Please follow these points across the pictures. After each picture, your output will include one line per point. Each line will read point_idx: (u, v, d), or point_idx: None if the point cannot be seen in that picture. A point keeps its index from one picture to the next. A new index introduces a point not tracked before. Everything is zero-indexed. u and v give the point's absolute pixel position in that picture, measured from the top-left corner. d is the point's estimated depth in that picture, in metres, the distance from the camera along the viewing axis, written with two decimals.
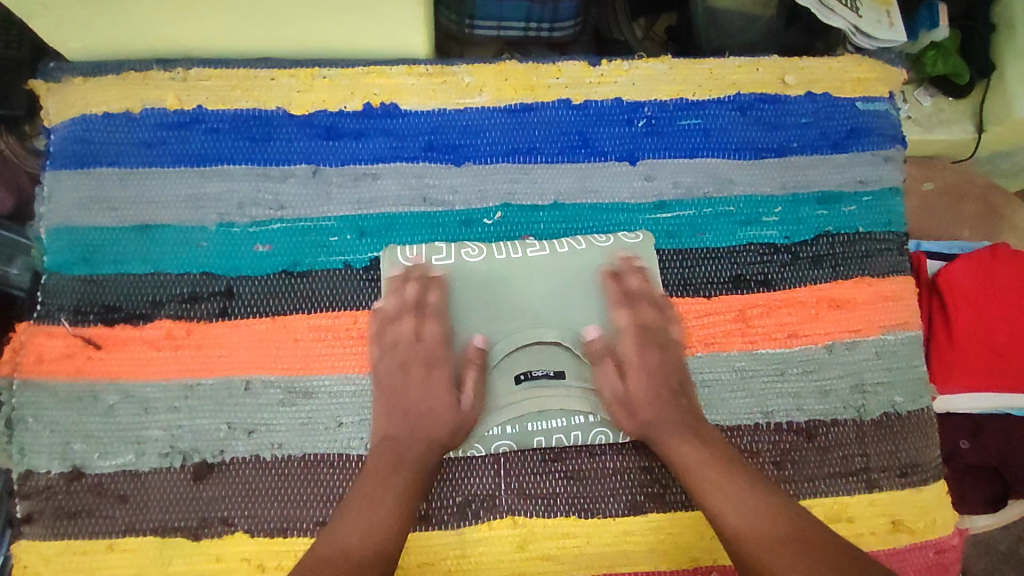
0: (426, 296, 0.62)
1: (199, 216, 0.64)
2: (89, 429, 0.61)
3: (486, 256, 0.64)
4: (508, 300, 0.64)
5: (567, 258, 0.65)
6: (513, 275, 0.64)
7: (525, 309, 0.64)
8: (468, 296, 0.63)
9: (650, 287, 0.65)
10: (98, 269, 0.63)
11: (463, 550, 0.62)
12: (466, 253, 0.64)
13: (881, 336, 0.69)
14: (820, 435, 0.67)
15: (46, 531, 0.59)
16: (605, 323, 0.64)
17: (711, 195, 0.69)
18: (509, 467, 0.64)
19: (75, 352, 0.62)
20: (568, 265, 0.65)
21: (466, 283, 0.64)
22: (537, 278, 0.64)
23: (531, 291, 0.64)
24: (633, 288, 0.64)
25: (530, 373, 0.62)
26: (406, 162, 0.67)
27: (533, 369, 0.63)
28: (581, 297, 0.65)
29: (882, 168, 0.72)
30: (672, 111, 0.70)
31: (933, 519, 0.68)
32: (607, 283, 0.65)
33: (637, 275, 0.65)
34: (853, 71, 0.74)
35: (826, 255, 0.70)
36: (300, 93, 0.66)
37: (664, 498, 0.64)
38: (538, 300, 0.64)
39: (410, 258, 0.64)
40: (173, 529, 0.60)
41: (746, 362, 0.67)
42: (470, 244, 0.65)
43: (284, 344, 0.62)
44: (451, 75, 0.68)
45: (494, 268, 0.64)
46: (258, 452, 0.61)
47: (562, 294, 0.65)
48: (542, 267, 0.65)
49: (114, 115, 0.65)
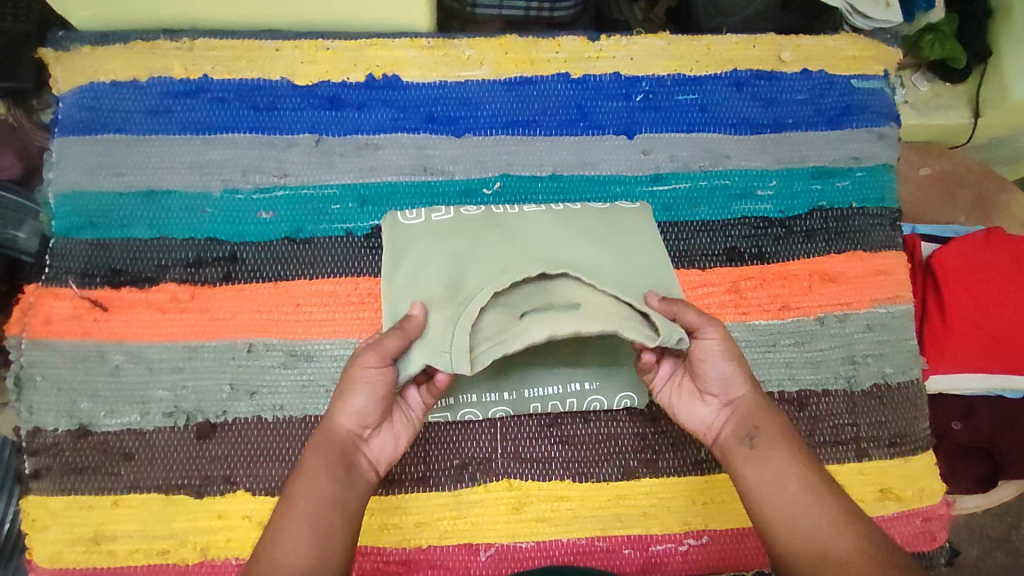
0: (417, 242, 0.62)
1: (204, 182, 0.65)
2: (95, 387, 0.62)
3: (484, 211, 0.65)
4: (510, 243, 0.61)
5: (562, 214, 0.65)
6: (508, 224, 0.63)
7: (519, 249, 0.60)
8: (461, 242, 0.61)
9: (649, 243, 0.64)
10: (106, 234, 0.65)
11: (459, 511, 0.64)
12: (465, 210, 0.64)
13: (871, 309, 0.71)
14: (812, 404, 0.68)
15: (53, 486, 0.61)
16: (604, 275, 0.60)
17: (707, 169, 0.71)
18: (506, 431, 0.65)
19: (82, 314, 0.63)
20: (563, 219, 0.64)
21: (464, 230, 0.62)
22: (534, 225, 0.63)
23: (531, 235, 0.62)
24: (630, 243, 0.63)
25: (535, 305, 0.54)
26: (407, 134, 0.68)
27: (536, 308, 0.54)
28: (578, 248, 0.62)
29: (876, 145, 0.73)
30: (670, 86, 0.72)
31: (920, 487, 0.69)
32: (602, 235, 0.63)
33: (636, 231, 0.65)
34: (849, 48, 0.75)
35: (818, 229, 0.71)
36: (304, 64, 0.67)
37: (656, 464, 0.65)
38: (540, 245, 0.61)
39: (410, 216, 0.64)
40: (177, 487, 0.61)
41: (739, 333, 0.68)
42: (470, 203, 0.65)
43: (286, 308, 0.64)
44: (452, 48, 0.70)
45: (490, 219, 0.64)
46: (260, 413, 0.62)
47: (556, 242, 0.62)
48: (541, 221, 0.64)
49: (122, 83, 0.66)
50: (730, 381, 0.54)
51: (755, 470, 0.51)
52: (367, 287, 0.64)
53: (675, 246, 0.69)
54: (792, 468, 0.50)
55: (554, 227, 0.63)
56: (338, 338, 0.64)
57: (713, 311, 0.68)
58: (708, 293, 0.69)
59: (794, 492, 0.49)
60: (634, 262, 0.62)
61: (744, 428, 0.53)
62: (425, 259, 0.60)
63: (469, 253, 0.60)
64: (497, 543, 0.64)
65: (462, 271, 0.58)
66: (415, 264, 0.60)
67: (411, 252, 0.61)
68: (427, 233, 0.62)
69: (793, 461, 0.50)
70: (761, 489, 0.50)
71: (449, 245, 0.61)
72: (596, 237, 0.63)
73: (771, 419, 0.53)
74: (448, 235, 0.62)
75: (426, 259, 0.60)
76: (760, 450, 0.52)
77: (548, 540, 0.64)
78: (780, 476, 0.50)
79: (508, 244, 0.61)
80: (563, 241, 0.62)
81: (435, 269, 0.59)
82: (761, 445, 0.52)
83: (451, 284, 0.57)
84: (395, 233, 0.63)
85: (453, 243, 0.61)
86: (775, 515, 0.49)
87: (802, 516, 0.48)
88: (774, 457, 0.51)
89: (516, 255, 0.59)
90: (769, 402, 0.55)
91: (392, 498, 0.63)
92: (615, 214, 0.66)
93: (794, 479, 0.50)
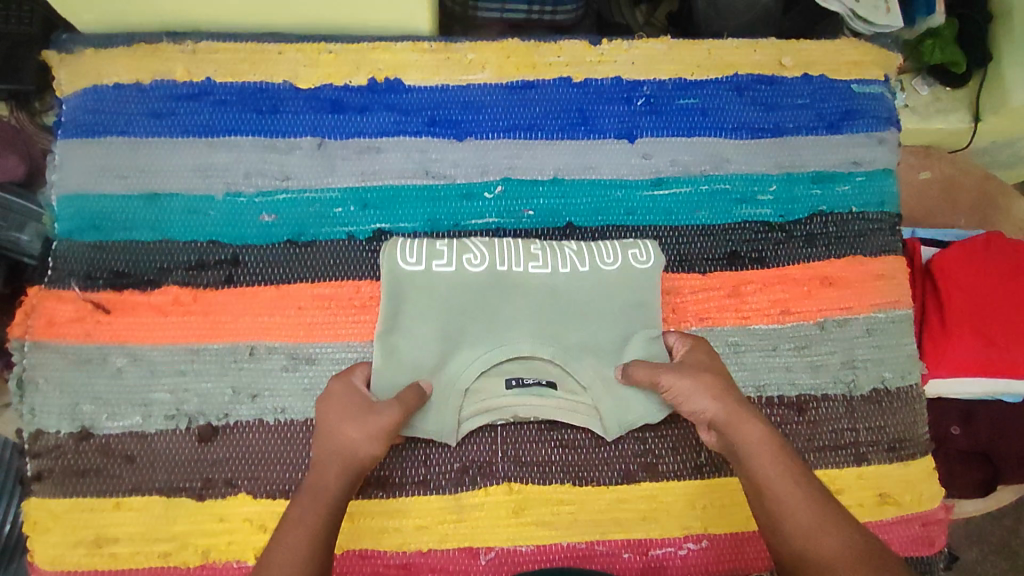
0: (415, 296, 0.62)
1: (206, 185, 0.65)
2: (97, 390, 0.63)
3: (487, 266, 0.63)
4: (504, 312, 0.64)
5: (567, 279, 0.64)
6: (510, 287, 0.64)
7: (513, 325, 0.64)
8: (463, 302, 0.63)
9: (646, 313, 0.65)
10: (108, 236, 0.65)
11: (459, 515, 0.64)
12: (467, 260, 0.63)
13: (872, 313, 0.71)
14: (811, 409, 0.69)
15: (55, 488, 0.61)
16: (593, 350, 0.65)
17: (708, 173, 0.71)
18: (506, 436, 0.65)
19: (85, 316, 0.63)
20: (566, 285, 0.64)
21: (467, 291, 0.63)
22: (535, 294, 0.64)
23: (530, 303, 0.64)
24: (627, 315, 0.64)
25: (520, 380, 0.65)
26: (409, 137, 0.68)
27: (523, 377, 0.65)
28: (573, 322, 0.65)
29: (876, 150, 0.74)
30: (671, 90, 0.72)
31: (919, 491, 0.70)
32: (603, 308, 0.64)
33: (634, 302, 0.64)
34: (850, 53, 0.75)
35: (818, 234, 0.71)
36: (306, 67, 0.68)
37: (656, 468, 0.66)
38: (535, 314, 0.64)
39: (411, 260, 0.62)
40: (179, 489, 0.61)
41: (739, 338, 0.69)
42: (473, 249, 0.63)
43: (288, 311, 0.64)
44: (454, 52, 0.70)
45: (493, 277, 0.63)
46: (262, 416, 0.63)
47: (551, 315, 0.64)
48: (542, 285, 0.64)
49: (125, 85, 0.66)
50: (699, 403, 0.56)
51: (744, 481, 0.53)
52: (369, 290, 0.65)
53: (675, 251, 0.70)
54: (770, 474, 0.51)
55: (557, 292, 0.64)
56: (340, 342, 0.64)
57: (712, 316, 0.69)
58: (708, 298, 0.69)
59: (778, 499, 0.50)
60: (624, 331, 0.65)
61: (726, 444, 0.55)
62: (424, 317, 0.63)
63: (466, 318, 0.64)
64: (497, 547, 0.64)
65: (458, 340, 0.63)
66: (418, 314, 0.63)
67: (411, 307, 0.62)
68: (427, 289, 0.63)
69: (772, 466, 0.52)
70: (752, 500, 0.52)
71: (449, 306, 0.63)
72: (594, 308, 0.64)
73: (746, 428, 0.54)
74: (448, 295, 0.63)
75: (427, 313, 0.63)
76: (743, 463, 0.53)
77: (548, 544, 0.64)
78: (765, 485, 0.51)
79: (504, 309, 0.64)
80: (562, 313, 0.64)
81: (431, 332, 0.63)
82: (742, 458, 0.53)
83: (447, 356, 0.63)
84: (392, 280, 0.61)
85: (452, 306, 0.63)
86: (766, 524, 0.51)
87: (787, 521, 0.49)
88: (755, 467, 0.52)
89: (510, 331, 0.64)
90: (747, 409, 0.55)
91: (394, 501, 0.64)
92: (623, 276, 0.64)
93: (778, 485, 0.51)
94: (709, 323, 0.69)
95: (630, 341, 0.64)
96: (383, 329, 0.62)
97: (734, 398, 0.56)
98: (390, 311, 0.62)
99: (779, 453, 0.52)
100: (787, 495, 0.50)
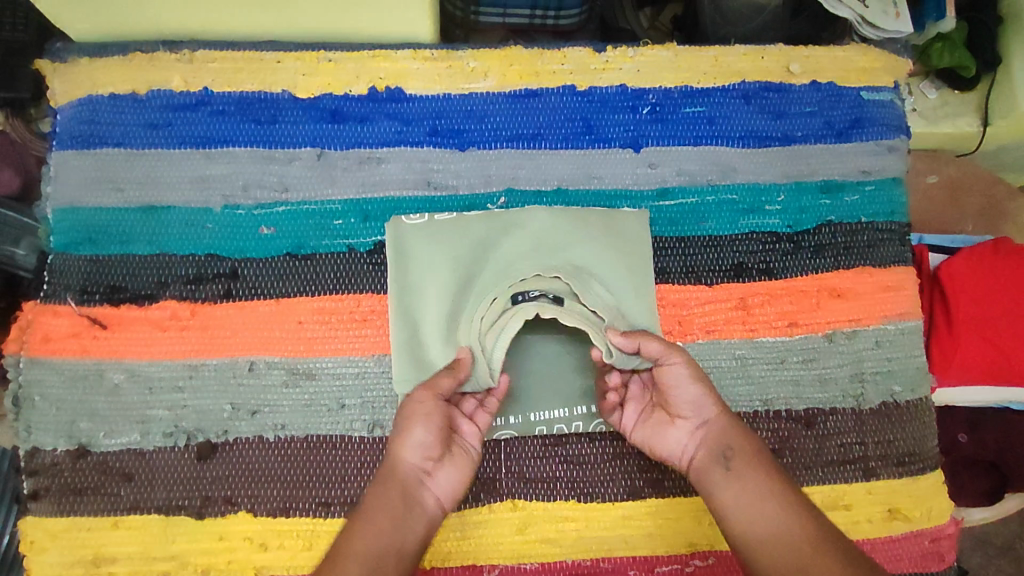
0: (412, 247, 0.64)
1: (204, 197, 0.64)
2: (95, 407, 0.62)
3: (487, 214, 0.65)
4: (507, 252, 0.65)
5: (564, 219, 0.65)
6: (511, 229, 0.65)
7: (521, 256, 0.64)
8: (464, 253, 0.64)
9: (644, 260, 0.66)
10: (103, 250, 0.64)
11: (462, 532, 0.63)
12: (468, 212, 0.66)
13: (881, 325, 0.70)
14: (819, 423, 0.68)
15: (52, 507, 0.61)
16: (600, 285, 0.65)
17: (714, 183, 0.69)
18: (510, 451, 0.64)
19: (81, 332, 0.62)
20: (562, 225, 0.65)
21: (469, 238, 0.65)
22: (535, 236, 0.65)
23: (529, 243, 0.65)
24: (632, 262, 0.66)
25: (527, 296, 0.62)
26: (411, 148, 0.67)
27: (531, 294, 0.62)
28: (576, 258, 0.65)
29: (886, 159, 0.72)
30: (677, 98, 0.70)
31: (929, 507, 0.69)
32: (603, 247, 0.65)
33: (631, 242, 0.67)
34: (859, 60, 0.73)
35: (827, 244, 0.70)
36: (305, 77, 0.66)
37: (663, 484, 0.64)
38: (536, 248, 0.65)
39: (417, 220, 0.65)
40: (178, 508, 0.61)
41: (746, 351, 0.68)
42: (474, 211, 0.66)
43: (287, 326, 0.63)
44: (457, 60, 0.68)
45: (494, 225, 0.65)
46: (261, 433, 0.62)
47: (554, 252, 0.65)
48: (544, 227, 0.65)
49: (120, 96, 0.65)
50: (694, 402, 0.58)
51: (723, 490, 0.54)
52: (369, 304, 0.63)
53: (681, 263, 0.68)
54: (762, 484, 0.53)
55: (556, 236, 0.65)
56: (341, 357, 0.63)
57: (719, 329, 0.68)
58: (713, 309, 0.68)
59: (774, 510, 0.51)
60: (623, 277, 0.66)
61: (709, 448, 0.56)
62: (428, 267, 0.64)
63: (472, 264, 0.64)
64: (502, 564, 0.63)
65: (464, 283, 0.64)
66: (423, 266, 0.64)
67: (415, 262, 0.64)
68: (430, 244, 0.64)
69: (761, 475, 0.54)
70: (728, 502, 0.53)
71: (453, 255, 0.64)
72: (598, 250, 0.65)
73: (737, 437, 0.56)
74: (451, 245, 0.64)
75: (432, 264, 0.64)
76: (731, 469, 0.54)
77: (553, 561, 0.64)
78: (750, 493, 0.53)
79: (505, 251, 0.65)
80: (565, 252, 0.65)
81: (438, 285, 0.64)
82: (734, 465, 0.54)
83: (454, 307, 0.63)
84: (396, 233, 0.64)
85: (454, 260, 0.64)
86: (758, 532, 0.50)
87: (751, 531, 0.51)
88: (744, 473, 0.54)
89: (514, 271, 0.64)
90: (735, 421, 0.57)
91: None
92: (615, 219, 0.67)
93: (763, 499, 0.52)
94: (716, 336, 0.68)
95: (632, 290, 0.66)
96: (397, 296, 0.63)
97: (723, 409, 0.58)
98: (399, 270, 0.64)
99: (766, 464, 0.54)
100: (779, 508, 0.51)
